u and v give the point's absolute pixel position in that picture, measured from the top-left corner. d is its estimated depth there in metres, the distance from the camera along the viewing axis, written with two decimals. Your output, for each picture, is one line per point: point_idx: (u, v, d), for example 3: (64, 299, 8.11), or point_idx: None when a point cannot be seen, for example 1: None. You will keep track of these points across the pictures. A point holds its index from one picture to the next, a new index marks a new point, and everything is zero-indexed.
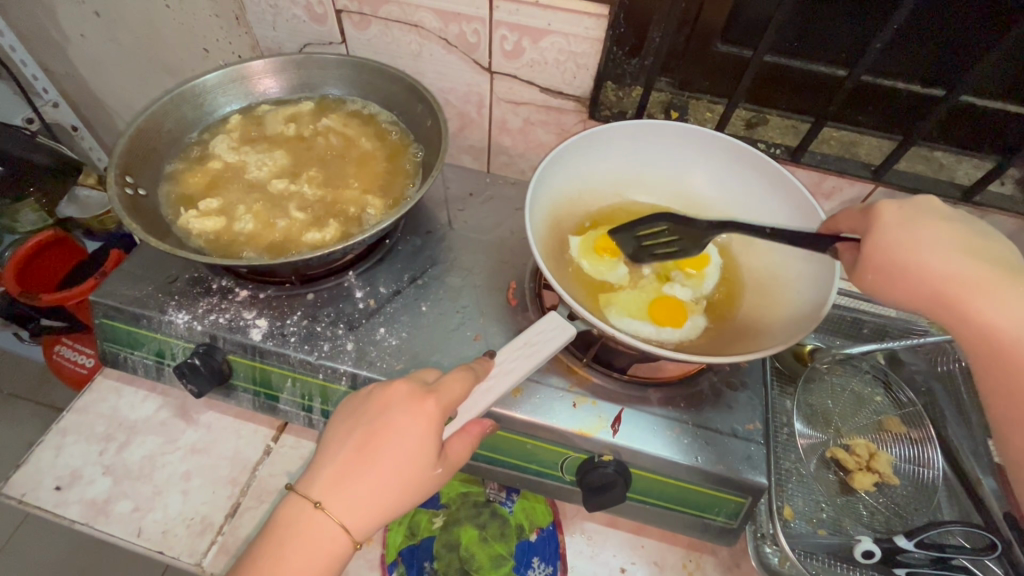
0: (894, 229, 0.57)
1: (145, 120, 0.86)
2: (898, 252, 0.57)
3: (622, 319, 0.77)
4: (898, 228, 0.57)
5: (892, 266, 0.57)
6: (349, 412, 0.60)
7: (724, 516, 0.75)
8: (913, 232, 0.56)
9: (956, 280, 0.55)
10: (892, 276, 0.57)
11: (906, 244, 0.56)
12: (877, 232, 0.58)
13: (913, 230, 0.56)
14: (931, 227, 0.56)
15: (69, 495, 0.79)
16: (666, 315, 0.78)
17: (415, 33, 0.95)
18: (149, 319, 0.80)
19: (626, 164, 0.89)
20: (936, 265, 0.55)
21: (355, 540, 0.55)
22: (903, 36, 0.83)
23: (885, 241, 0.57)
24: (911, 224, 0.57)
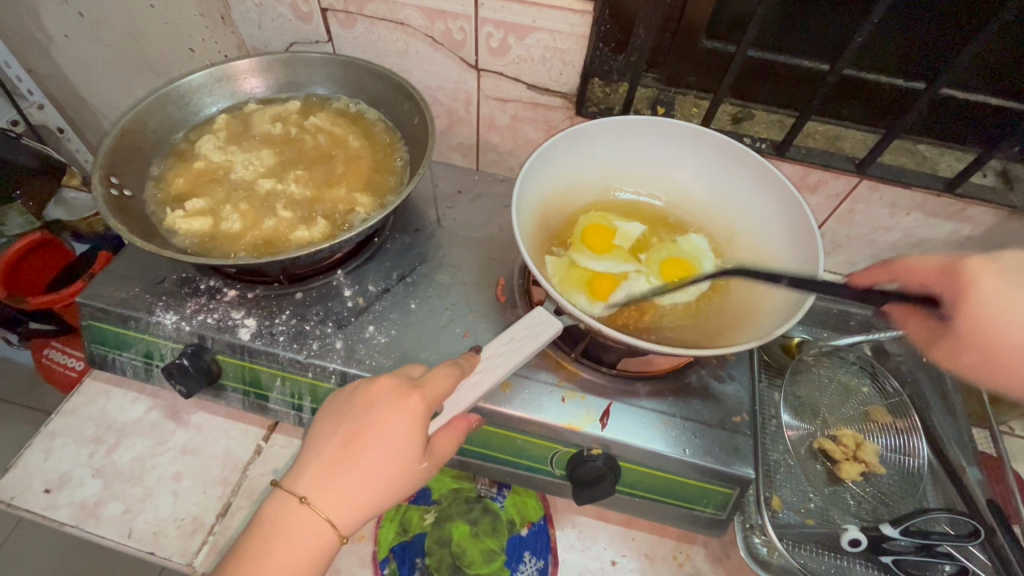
0: (994, 304, 0.58)
1: (130, 120, 0.86)
2: (988, 328, 0.59)
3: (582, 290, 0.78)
4: (995, 301, 0.58)
5: (991, 340, 0.59)
6: (334, 409, 0.60)
7: (712, 508, 0.76)
8: (1007, 307, 0.58)
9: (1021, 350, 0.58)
10: (996, 354, 0.59)
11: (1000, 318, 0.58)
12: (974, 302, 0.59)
13: (1008, 302, 0.58)
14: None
15: (59, 498, 0.79)
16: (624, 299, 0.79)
17: (401, 31, 0.95)
18: (137, 321, 0.79)
19: (632, 158, 0.90)
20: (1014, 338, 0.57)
21: (341, 535, 0.55)
22: (885, 30, 0.84)
23: (986, 319, 0.58)
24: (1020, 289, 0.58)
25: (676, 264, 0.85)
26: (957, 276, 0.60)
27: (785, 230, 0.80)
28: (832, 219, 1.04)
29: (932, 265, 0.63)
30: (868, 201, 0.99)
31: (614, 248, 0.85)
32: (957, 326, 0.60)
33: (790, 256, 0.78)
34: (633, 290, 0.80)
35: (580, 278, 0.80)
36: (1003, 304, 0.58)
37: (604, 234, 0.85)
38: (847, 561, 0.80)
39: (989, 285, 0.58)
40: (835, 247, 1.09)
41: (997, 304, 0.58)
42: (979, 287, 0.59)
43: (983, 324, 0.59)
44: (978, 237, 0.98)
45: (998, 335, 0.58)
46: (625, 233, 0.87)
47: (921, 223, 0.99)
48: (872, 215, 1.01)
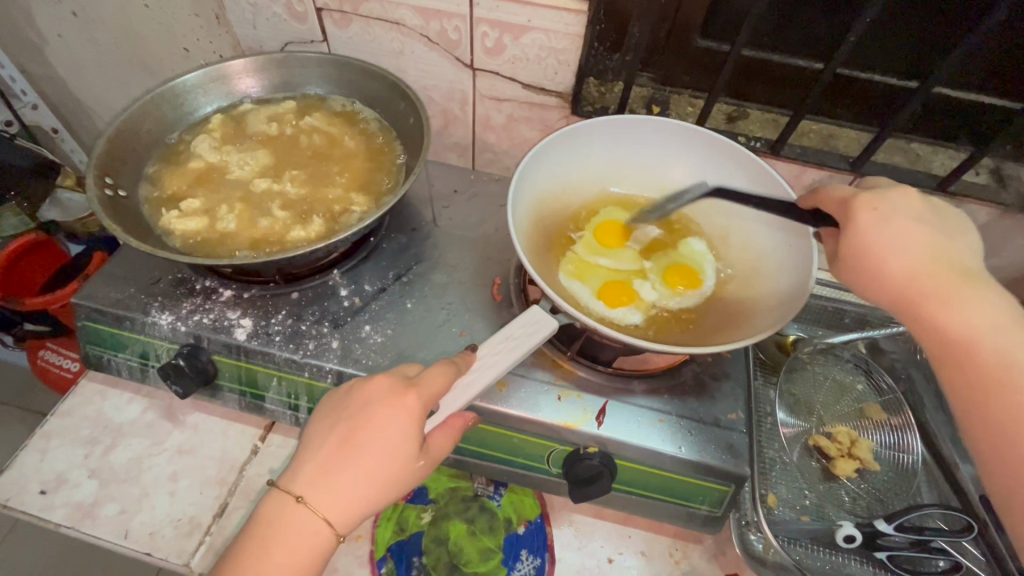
0: (869, 228, 0.60)
1: (125, 120, 0.86)
2: (863, 253, 0.61)
3: (577, 282, 0.81)
4: (875, 227, 0.60)
5: (867, 257, 0.60)
6: (330, 408, 0.60)
7: (708, 505, 0.76)
8: (889, 232, 0.59)
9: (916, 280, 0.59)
10: (863, 271, 0.61)
11: (883, 240, 0.60)
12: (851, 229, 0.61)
13: (879, 229, 0.60)
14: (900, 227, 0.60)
15: (54, 499, 0.79)
16: (619, 295, 0.80)
17: (396, 31, 0.95)
18: (132, 321, 0.79)
19: (637, 158, 0.90)
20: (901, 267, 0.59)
21: (338, 533, 0.55)
22: (878, 28, 0.85)
23: (862, 241, 0.60)
24: (890, 219, 0.60)
25: (682, 267, 0.84)
26: (846, 206, 0.63)
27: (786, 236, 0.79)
28: None
29: (835, 196, 0.65)
30: None
31: (622, 247, 0.86)
32: (845, 248, 0.62)
33: (789, 264, 0.77)
34: (627, 291, 0.81)
35: (580, 271, 0.82)
36: (881, 235, 0.60)
37: (609, 232, 0.86)
38: (841, 557, 0.81)
39: (864, 217, 0.60)
40: None
41: (879, 229, 0.60)
42: (858, 215, 0.61)
43: (864, 244, 0.60)
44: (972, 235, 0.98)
45: (885, 256, 0.59)
46: (635, 234, 0.87)
47: None
48: None
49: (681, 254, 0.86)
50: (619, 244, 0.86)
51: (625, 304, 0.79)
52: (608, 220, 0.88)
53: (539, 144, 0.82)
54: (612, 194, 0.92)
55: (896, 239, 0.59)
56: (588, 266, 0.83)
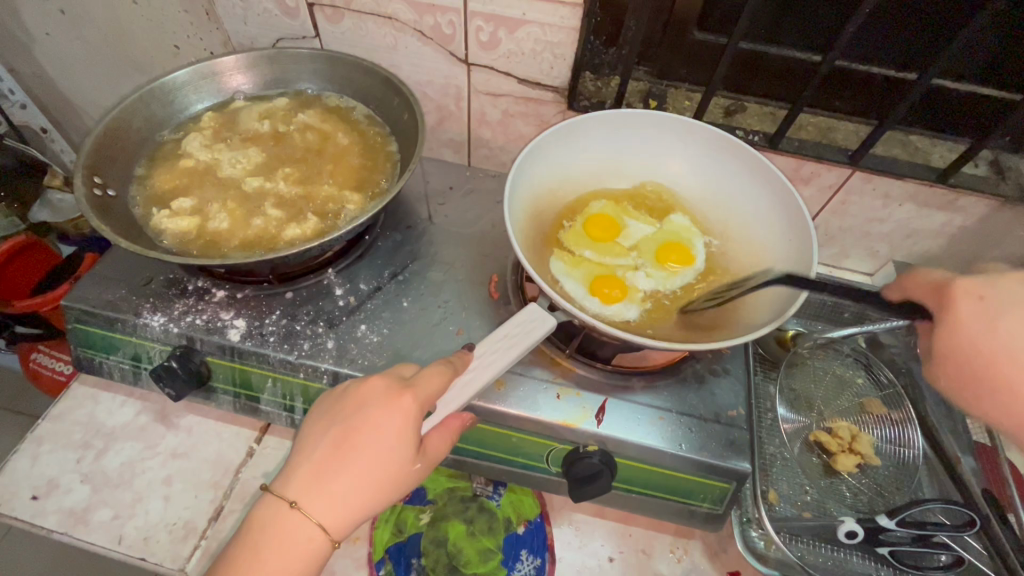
0: (976, 319, 0.56)
1: (113, 118, 0.84)
2: (965, 347, 0.57)
3: (573, 278, 0.79)
4: (976, 318, 0.56)
5: (972, 353, 0.56)
6: (324, 411, 0.59)
7: (709, 503, 0.76)
8: (1001, 329, 0.55)
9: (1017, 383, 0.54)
10: (968, 370, 0.57)
11: (997, 338, 0.55)
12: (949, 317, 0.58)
13: (998, 322, 0.55)
14: (1009, 323, 0.55)
15: (46, 505, 0.77)
16: (609, 289, 0.78)
17: (389, 26, 0.93)
18: (123, 323, 0.78)
19: (633, 152, 0.89)
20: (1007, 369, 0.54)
21: (333, 539, 0.54)
22: (876, 20, 0.84)
23: (969, 333, 0.56)
24: (1006, 311, 0.55)
25: (677, 258, 0.83)
26: (946, 291, 0.60)
27: (786, 232, 0.79)
28: (825, 212, 1.04)
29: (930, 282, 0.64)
30: (861, 193, 0.98)
31: (614, 239, 0.85)
32: (943, 331, 0.59)
33: (789, 260, 0.76)
34: (622, 282, 0.80)
35: (574, 267, 0.80)
36: (981, 327, 0.56)
37: (597, 224, 0.85)
38: (844, 553, 0.80)
39: (967, 308, 0.57)
40: (829, 239, 1.09)
41: (988, 323, 0.56)
42: (960, 305, 0.58)
43: (960, 339, 0.57)
44: (971, 227, 0.98)
45: (991, 354, 0.55)
46: (631, 227, 0.86)
47: (914, 214, 0.99)
48: (866, 206, 1.01)
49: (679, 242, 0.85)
50: (607, 236, 0.85)
51: (614, 298, 0.78)
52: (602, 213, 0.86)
53: (535, 138, 0.81)
54: (609, 188, 0.91)
55: (1015, 340, 0.54)
56: (584, 261, 0.81)
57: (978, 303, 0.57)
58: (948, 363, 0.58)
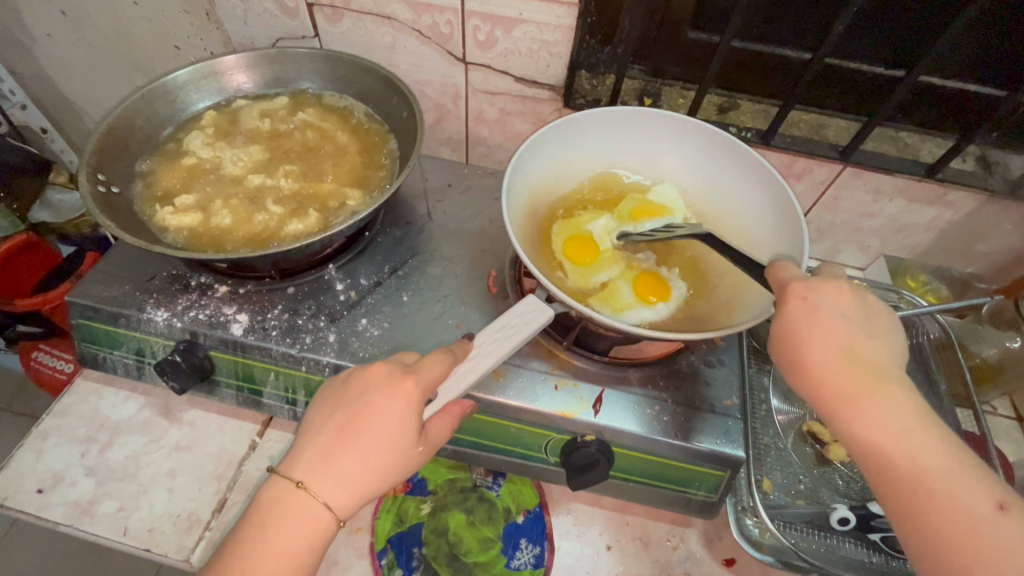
0: (799, 320, 0.59)
1: (116, 117, 0.85)
2: (789, 343, 0.60)
3: (630, 308, 0.78)
4: (802, 318, 0.59)
5: (793, 348, 0.59)
6: (328, 396, 0.61)
7: (704, 490, 0.77)
8: (815, 327, 0.58)
9: (833, 378, 0.57)
10: (790, 361, 0.60)
11: (815, 336, 0.58)
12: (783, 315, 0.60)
13: (812, 323, 0.59)
14: (824, 322, 0.58)
15: (52, 498, 0.79)
16: (653, 291, 0.80)
17: (388, 25, 0.95)
18: (127, 318, 0.79)
19: (626, 148, 0.91)
20: (823, 364, 0.57)
21: (338, 519, 0.56)
22: (865, 19, 0.86)
23: (797, 332, 0.59)
24: (818, 315, 0.59)
25: (654, 215, 0.85)
26: (781, 291, 0.62)
27: (779, 223, 0.80)
28: (817, 207, 1.06)
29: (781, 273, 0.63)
30: (851, 188, 1.00)
31: (597, 249, 0.83)
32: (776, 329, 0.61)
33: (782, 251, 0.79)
34: (647, 276, 0.82)
35: (620, 299, 0.79)
36: (806, 327, 0.59)
37: (576, 249, 0.82)
38: (836, 540, 0.82)
39: (794, 308, 0.60)
40: (820, 235, 1.11)
41: (806, 322, 0.59)
42: (789, 304, 0.60)
43: (786, 334, 0.60)
44: (959, 221, 1.00)
45: (808, 350, 0.58)
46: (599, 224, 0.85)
47: (904, 209, 1.01)
48: (856, 201, 1.02)
49: (647, 203, 0.87)
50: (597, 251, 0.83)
51: (660, 295, 0.80)
52: (567, 236, 0.84)
53: (532, 135, 0.82)
54: (604, 184, 0.92)
55: (825, 337, 0.58)
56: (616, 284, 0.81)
57: (803, 304, 0.59)
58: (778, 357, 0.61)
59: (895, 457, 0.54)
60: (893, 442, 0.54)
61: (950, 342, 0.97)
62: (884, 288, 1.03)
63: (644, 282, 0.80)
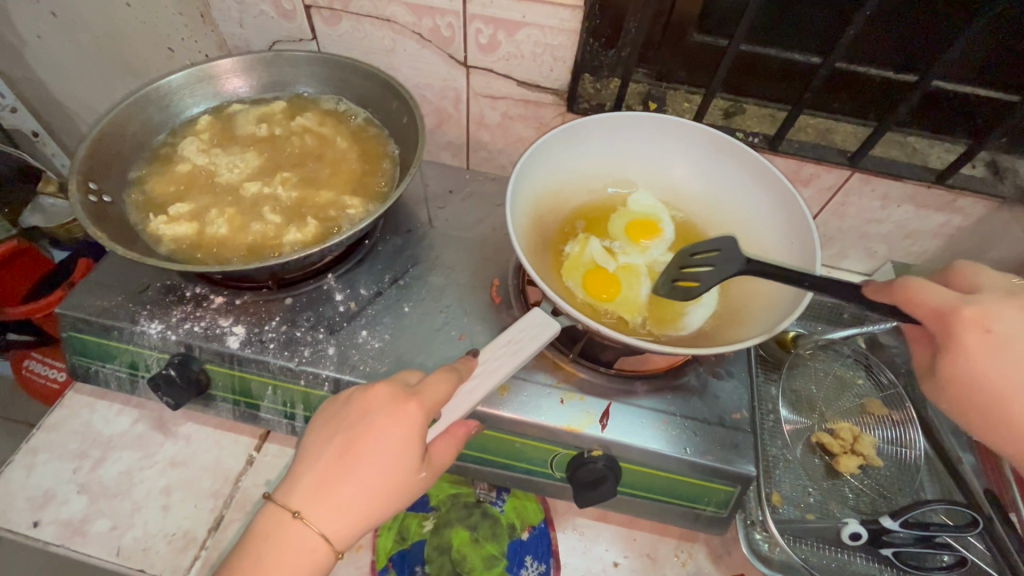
0: (985, 354, 0.58)
1: (108, 123, 0.83)
2: (970, 379, 0.59)
3: (685, 312, 0.79)
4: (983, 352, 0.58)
5: (979, 383, 0.59)
6: (328, 418, 0.59)
7: (714, 506, 0.75)
8: (1006, 364, 0.58)
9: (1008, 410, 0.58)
10: (963, 394, 0.60)
11: (999, 372, 0.58)
12: (965, 348, 0.59)
13: (995, 359, 0.58)
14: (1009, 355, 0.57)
15: (42, 516, 0.76)
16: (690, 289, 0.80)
17: (387, 28, 0.93)
18: (120, 331, 0.77)
19: (627, 157, 0.89)
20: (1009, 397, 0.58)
21: (337, 549, 0.54)
22: (875, 22, 0.84)
23: (986, 370, 0.58)
24: (1008, 347, 0.57)
25: (643, 228, 0.87)
26: (950, 324, 0.60)
27: (791, 231, 0.78)
28: (825, 213, 1.04)
29: (931, 302, 0.61)
30: (859, 194, 0.99)
31: (614, 274, 0.81)
32: (948, 360, 0.60)
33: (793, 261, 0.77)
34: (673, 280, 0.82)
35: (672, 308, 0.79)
36: (992, 362, 0.58)
37: (598, 285, 0.79)
38: (847, 554, 0.80)
39: (975, 341, 0.58)
40: (827, 241, 1.10)
41: (995, 356, 0.58)
42: (967, 338, 0.59)
43: (968, 370, 0.59)
44: (969, 228, 0.98)
45: (1000, 385, 0.58)
46: (598, 253, 0.83)
47: (913, 215, 1.00)
48: (864, 207, 1.01)
49: (633, 217, 0.88)
50: (617, 276, 0.81)
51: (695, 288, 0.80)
52: (581, 276, 0.80)
53: (535, 142, 0.80)
54: (607, 194, 0.90)
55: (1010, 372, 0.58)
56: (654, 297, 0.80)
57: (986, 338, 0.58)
58: (953, 388, 0.61)
59: None
60: None
61: None
62: None
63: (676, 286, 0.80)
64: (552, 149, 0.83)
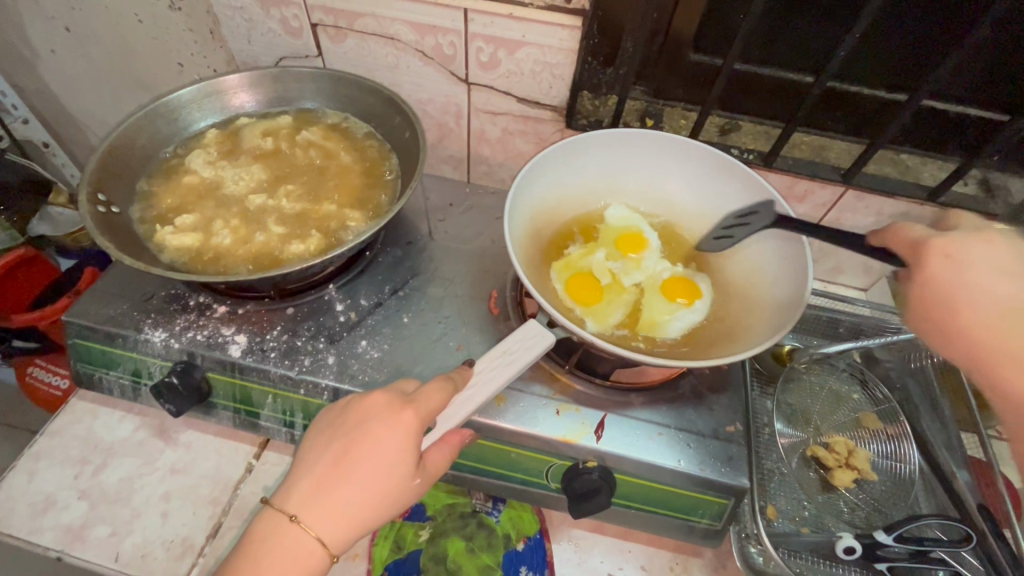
0: (944, 270, 0.58)
1: (117, 136, 0.85)
2: (932, 301, 0.59)
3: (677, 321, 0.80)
4: (941, 273, 0.58)
5: (941, 299, 0.58)
6: (326, 424, 0.60)
7: (708, 519, 0.76)
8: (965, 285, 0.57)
9: (986, 340, 0.56)
10: (930, 319, 0.59)
11: (956, 295, 0.57)
12: (921, 271, 0.59)
13: (957, 281, 0.57)
14: (973, 276, 0.57)
15: (43, 522, 0.77)
16: (684, 298, 0.82)
17: (391, 46, 0.95)
18: (125, 338, 0.78)
19: (619, 172, 0.91)
20: (974, 321, 0.56)
21: (332, 554, 0.55)
22: (866, 44, 0.86)
23: (935, 287, 0.58)
24: (972, 269, 0.57)
25: (636, 243, 0.87)
26: (916, 249, 0.61)
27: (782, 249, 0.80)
28: (819, 228, 1.06)
29: (907, 237, 0.62)
30: (853, 211, 1.00)
31: (604, 288, 0.82)
32: (913, 286, 0.60)
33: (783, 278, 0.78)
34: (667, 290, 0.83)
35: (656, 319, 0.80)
36: (950, 284, 0.58)
37: (589, 296, 0.81)
38: (841, 569, 0.80)
39: (934, 262, 0.59)
40: (822, 256, 1.11)
41: (952, 277, 0.58)
42: (931, 261, 0.59)
43: (926, 291, 0.59)
44: None
45: (956, 307, 0.57)
46: (594, 260, 0.84)
47: None
48: (858, 223, 1.02)
49: (625, 230, 0.89)
50: (607, 289, 0.82)
51: (688, 299, 0.82)
52: (569, 275, 0.82)
53: (533, 159, 0.82)
54: (599, 208, 0.92)
55: (972, 291, 0.57)
56: (630, 306, 0.82)
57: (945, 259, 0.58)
58: (914, 311, 0.61)
59: None
60: None
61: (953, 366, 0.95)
62: (887, 310, 1.03)
63: (673, 295, 0.82)
64: (551, 157, 0.84)
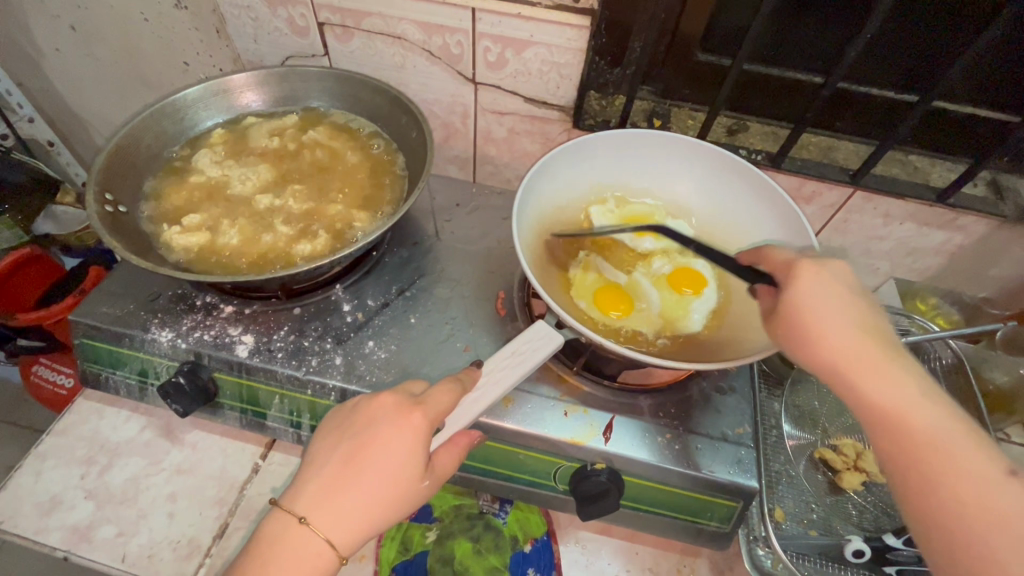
0: (811, 288, 0.58)
1: (123, 136, 0.85)
2: (805, 313, 0.57)
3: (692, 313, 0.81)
4: (812, 289, 0.58)
5: (802, 319, 0.57)
6: (335, 425, 0.60)
7: (717, 521, 0.76)
8: (826, 302, 0.57)
9: (845, 353, 0.55)
10: (798, 333, 0.57)
11: (823, 310, 0.56)
12: (793, 287, 0.59)
13: (824, 297, 0.57)
14: (838, 292, 0.57)
15: (49, 522, 0.77)
16: (694, 288, 0.83)
17: (398, 45, 0.95)
18: (131, 338, 0.78)
19: (623, 171, 0.90)
20: (833, 335, 0.55)
21: (341, 556, 0.54)
22: (876, 44, 0.86)
23: (805, 301, 0.57)
24: (834, 288, 0.57)
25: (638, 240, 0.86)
26: (789, 269, 0.61)
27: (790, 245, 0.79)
28: (827, 230, 1.05)
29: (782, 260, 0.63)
30: (861, 212, 1.00)
31: (619, 291, 0.81)
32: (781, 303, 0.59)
33: None
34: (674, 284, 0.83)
35: (670, 313, 0.81)
36: (816, 298, 0.57)
37: (608, 304, 0.79)
38: None
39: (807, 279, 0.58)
40: None
41: (821, 293, 0.57)
42: (803, 278, 0.59)
43: (799, 305, 0.58)
44: (970, 246, 0.99)
45: (823, 323, 0.56)
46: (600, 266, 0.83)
47: (914, 232, 1.00)
48: (866, 225, 1.02)
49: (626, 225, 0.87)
50: (622, 293, 0.81)
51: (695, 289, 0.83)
52: (581, 284, 0.81)
53: (540, 159, 0.82)
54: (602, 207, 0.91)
55: (831, 305, 0.57)
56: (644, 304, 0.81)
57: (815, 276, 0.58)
58: (788, 328, 0.58)
59: (906, 428, 0.51)
60: (931, 426, 0.51)
61: (963, 368, 0.92)
62: (895, 311, 1.00)
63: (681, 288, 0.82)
64: (554, 160, 0.83)
